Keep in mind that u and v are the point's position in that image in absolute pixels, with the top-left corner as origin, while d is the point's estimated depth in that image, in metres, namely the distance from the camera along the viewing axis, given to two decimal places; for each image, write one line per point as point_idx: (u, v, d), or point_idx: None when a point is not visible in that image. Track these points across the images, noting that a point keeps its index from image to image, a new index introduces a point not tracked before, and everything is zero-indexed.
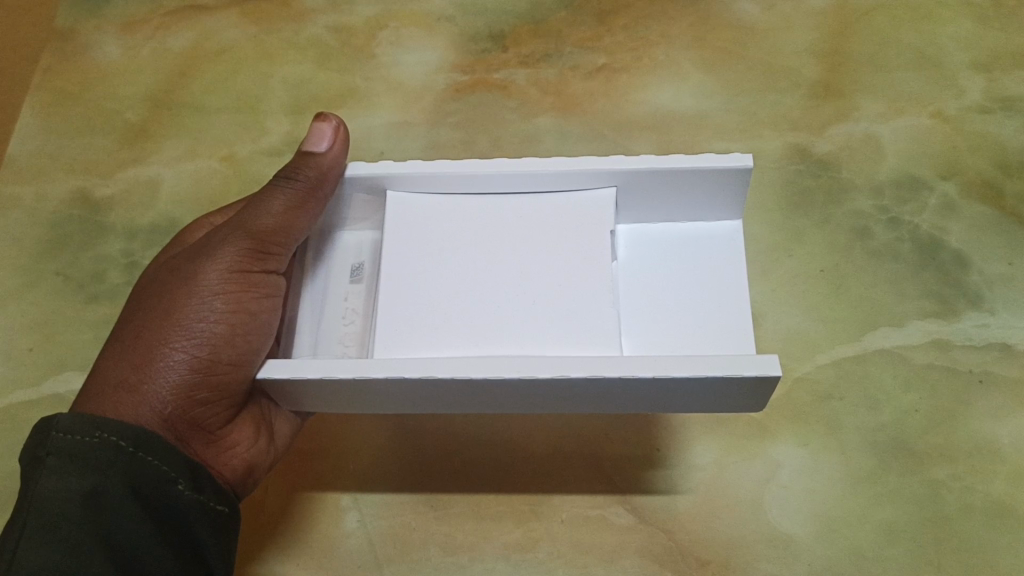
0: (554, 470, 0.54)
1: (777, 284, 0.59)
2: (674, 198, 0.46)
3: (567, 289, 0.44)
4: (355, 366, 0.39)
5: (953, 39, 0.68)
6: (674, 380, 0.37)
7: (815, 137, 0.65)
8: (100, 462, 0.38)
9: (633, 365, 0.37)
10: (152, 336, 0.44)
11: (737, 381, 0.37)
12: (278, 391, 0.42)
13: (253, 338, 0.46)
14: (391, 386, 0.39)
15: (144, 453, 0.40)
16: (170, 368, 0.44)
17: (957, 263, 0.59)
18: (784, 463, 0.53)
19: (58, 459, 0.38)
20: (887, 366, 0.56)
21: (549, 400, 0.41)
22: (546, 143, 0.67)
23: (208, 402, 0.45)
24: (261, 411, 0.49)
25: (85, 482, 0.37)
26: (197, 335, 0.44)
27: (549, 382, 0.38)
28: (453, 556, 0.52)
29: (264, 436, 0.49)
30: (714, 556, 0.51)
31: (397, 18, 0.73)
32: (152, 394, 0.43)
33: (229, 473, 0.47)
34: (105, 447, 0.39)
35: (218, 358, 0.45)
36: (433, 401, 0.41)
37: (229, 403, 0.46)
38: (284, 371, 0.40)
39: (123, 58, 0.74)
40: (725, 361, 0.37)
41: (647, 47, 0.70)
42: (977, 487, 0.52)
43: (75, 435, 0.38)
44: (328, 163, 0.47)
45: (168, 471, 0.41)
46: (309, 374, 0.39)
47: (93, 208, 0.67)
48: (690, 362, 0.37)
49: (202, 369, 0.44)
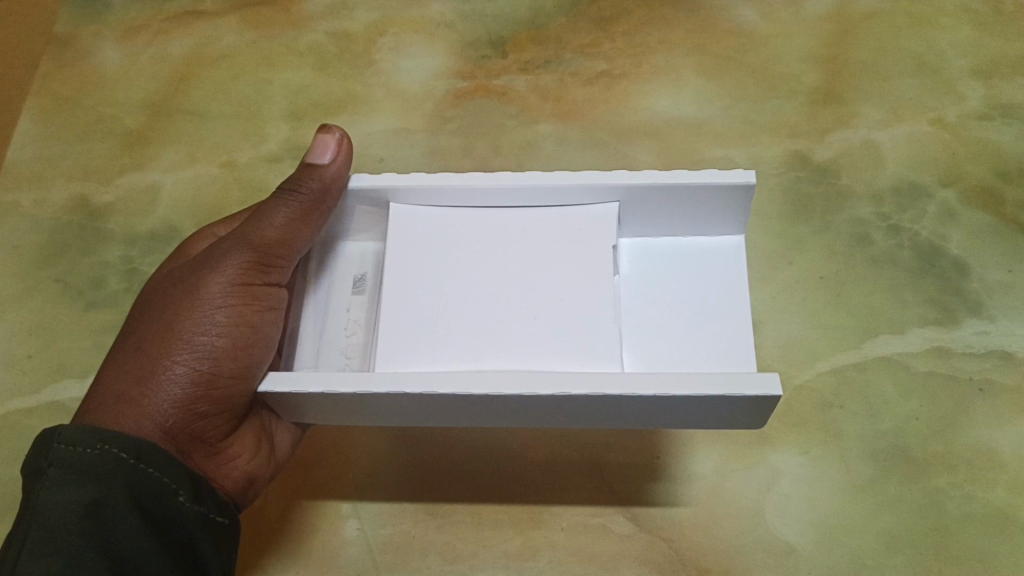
0: (555, 481, 0.54)
1: (777, 290, 0.59)
2: (678, 213, 0.46)
3: (570, 303, 0.44)
4: (356, 380, 0.39)
5: (953, 46, 0.68)
6: (676, 398, 0.37)
7: (815, 144, 0.65)
8: (102, 474, 0.38)
9: (635, 382, 0.37)
10: (154, 348, 0.44)
11: (738, 399, 0.37)
12: (281, 404, 0.42)
13: (255, 351, 0.46)
14: (392, 401, 0.39)
15: (147, 464, 0.40)
16: (171, 382, 0.44)
17: (957, 270, 0.59)
18: (786, 471, 0.53)
19: (60, 470, 0.38)
20: (888, 374, 0.56)
21: (552, 415, 0.40)
22: (546, 150, 0.67)
23: (209, 415, 0.45)
24: (262, 422, 0.49)
25: (86, 493, 0.37)
26: (198, 349, 0.44)
27: (552, 399, 0.38)
28: (452, 564, 0.52)
29: (266, 448, 0.49)
30: (714, 564, 0.51)
31: (397, 24, 0.73)
32: (154, 407, 0.43)
33: (230, 485, 0.47)
34: (107, 459, 0.39)
35: (219, 372, 0.45)
36: (436, 415, 0.41)
37: (230, 416, 0.46)
38: (287, 384, 0.40)
39: (122, 64, 0.73)
40: (727, 378, 0.37)
41: (647, 53, 0.70)
42: (978, 496, 0.52)
43: (78, 446, 0.38)
44: (331, 175, 0.47)
45: (170, 483, 0.40)
46: (311, 387, 0.39)
47: (93, 213, 0.67)
48: (692, 379, 0.37)
49: (204, 382, 0.44)
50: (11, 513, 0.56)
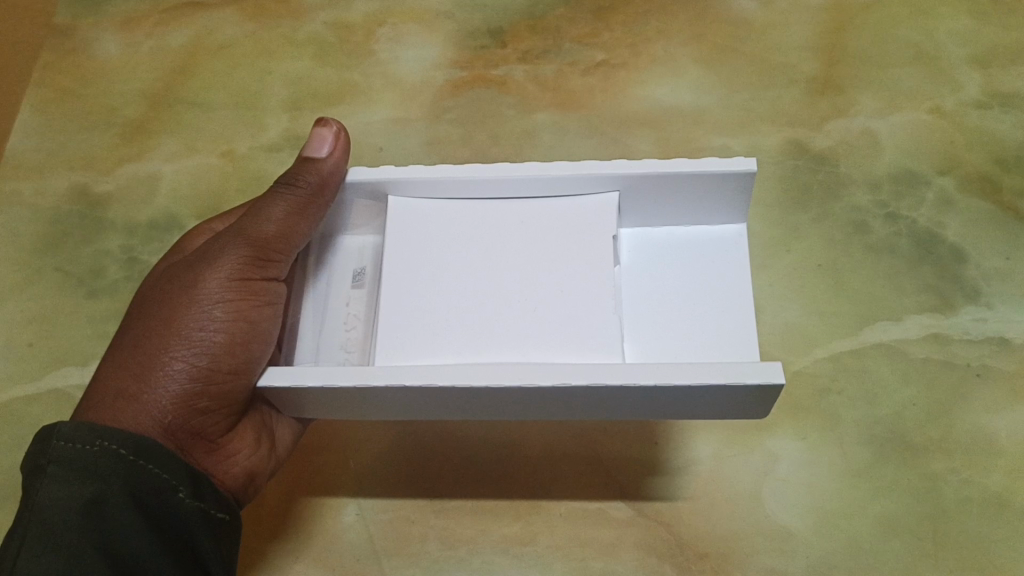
0: (554, 470, 0.54)
1: (776, 278, 0.59)
2: (678, 202, 0.47)
3: (570, 292, 0.44)
4: (355, 374, 0.39)
5: (952, 35, 0.68)
6: (677, 388, 0.37)
7: (813, 132, 0.65)
8: (101, 471, 0.38)
9: (635, 372, 0.38)
10: (153, 345, 0.44)
11: (740, 388, 0.37)
12: (280, 398, 0.42)
13: (253, 347, 0.46)
14: (391, 394, 0.40)
15: (146, 461, 0.40)
16: (169, 378, 0.44)
17: (955, 257, 0.59)
18: (782, 456, 0.54)
19: (59, 468, 0.38)
20: (886, 360, 0.56)
21: (552, 406, 0.41)
22: (545, 139, 0.67)
23: (208, 410, 0.45)
24: (262, 418, 0.49)
25: (86, 490, 0.38)
26: (197, 344, 0.45)
27: (552, 390, 0.38)
28: (452, 549, 0.52)
29: (266, 443, 0.49)
30: (713, 548, 0.51)
31: (396, 14, 0.74)
32: (152, 404, 0.43)
33: (230, 481, 0.48)
34: (105, 455, 0.39)
35: (218, 368, 0.45)
36: (436, 408, 0.41)
37: (229, 412, 0.46)
38: (284, 379, 0.40)
39: (122, 55, 0.74)
40: (729, 366, 0.37)
41: (646, 42, 0.70)
42: (976, 480, 0.52)
43: (76, 443, 0.39)
44: (329, 168, 0.47)
45: (168, 479, 0.41)
46: (310, 382, 0.39)
47: (93, 203, 0.67)
48: (693, 369, 0.37)
49: (202, 378, 0.44)
50: (12, 499, 0.56)
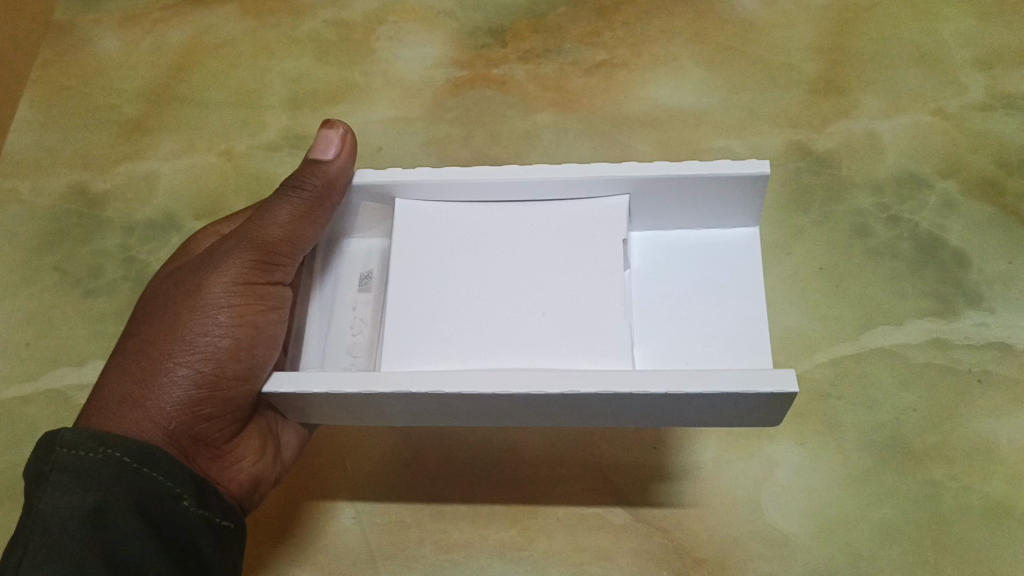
0: (554, 476, 0.54)
1: (775, 282, 0.59)
2: (687, 204, 0.46)
3: (579, 296, 0.44)
4: (361, 380, 0.39)
5: (955, 36, 0.68)
6: (685, 395, 0.37)
7: (815, 134, 0.64)
8: (103, 479, 0.38)
9: (643, 379, 0.37)
10: (157, 351, 0.44)
11: (748, 396, 0.37)
12: (286, 404, 0.42)
13: (258, 352, 0.46)
14: (397, 400, 0.39)
15: (150, 469, 0.40)
16: (174, 384, 0.44)
17: (957, 261, 0.59)
18: (782, 462, 0.53)
19: (62, 475, 0.38)
20: (887, 365, 0.55)
21: (559, 414, 0.40)
22: (545, 140, 0.66)
23: (213, 417, 0.45)
24: (268, 423, 0.49)
25: (88, 499, 0.37)
26: (201, 350, 0.44)
27: (559, 398, 0.38)
28: (449, 554, 0.52)
29: (271, 449, 0.49)
30: (710, 554, 0.51)
31: (397, 13, 0.73)
32: (157, 410, 0.43)
33: (235, 488, 0.47)
34: (109, 463, 0.39)
35: (223, 373, 0.44)
36: (442, 415, 0.41)
37: (234, 418, 0.46)
38: (289, 384, 0.40)
39: (121, 52, 0.73)
40: (738, 376, 0.37)
41: (648, 42, 0.70)
42: (976, 487, 0.52)
43: (78, 451, 0.38)
44: (335, 170, 0.46)
45: (173, 487, 0.40)
46: (315, 388, 0.39)
47: (91, 202, 0.67)
48: (704, 376, 0.37)
49: (207, 384, 0.44)
50: (9, 500, 0.56)
